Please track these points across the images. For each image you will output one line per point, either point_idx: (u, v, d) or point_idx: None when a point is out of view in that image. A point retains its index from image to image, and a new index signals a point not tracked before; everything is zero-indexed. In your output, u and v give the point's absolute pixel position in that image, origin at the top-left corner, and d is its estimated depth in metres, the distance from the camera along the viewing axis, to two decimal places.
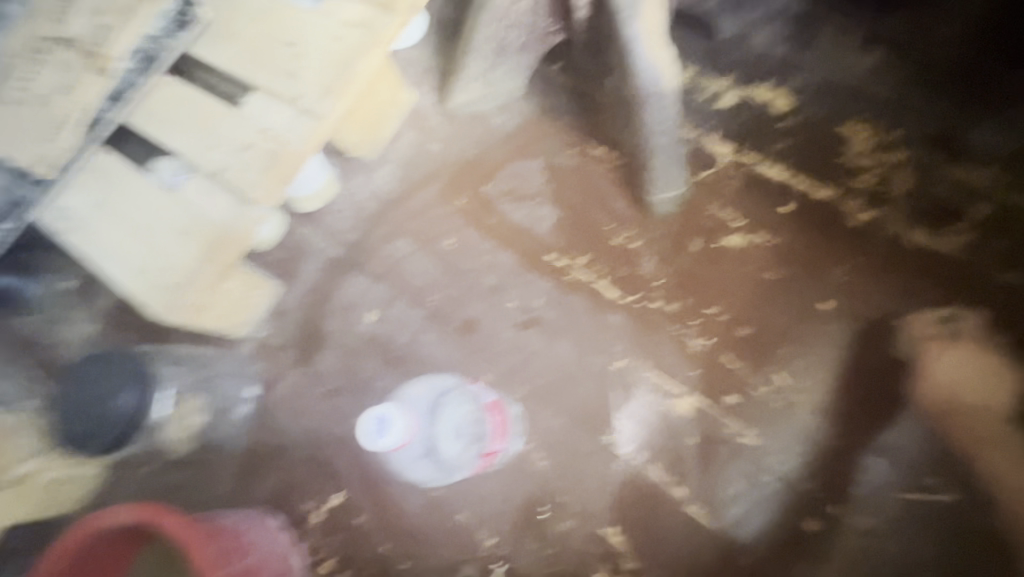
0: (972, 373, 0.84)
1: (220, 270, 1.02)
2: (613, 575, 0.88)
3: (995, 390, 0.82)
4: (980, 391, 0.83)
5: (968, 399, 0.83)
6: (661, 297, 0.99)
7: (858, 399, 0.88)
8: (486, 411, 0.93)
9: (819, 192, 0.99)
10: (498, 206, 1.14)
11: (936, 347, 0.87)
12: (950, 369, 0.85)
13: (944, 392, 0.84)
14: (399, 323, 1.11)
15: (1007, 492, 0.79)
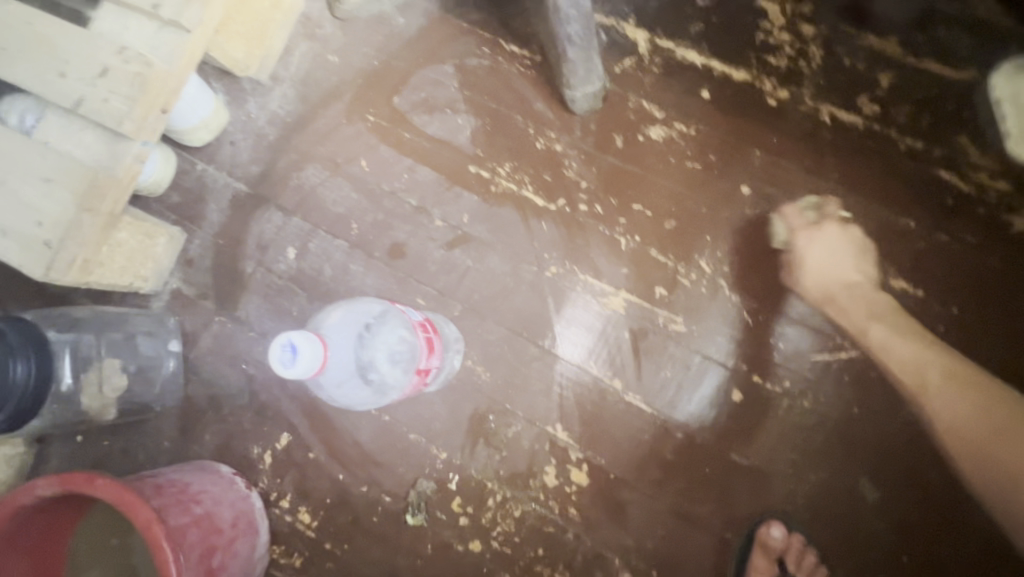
0: (844, 254, 0.88)
1: (105, 218, 0.90)
2: (561, 467, 0.93)
3: (860, 263, 0.89)
4: (852, 270, 0.88)
5: (841, 279, 0.88)
6: (587, 198, 0.98)
7: (775, 276, 0.92)
8: (421, 328, 0.80)
9: (736, 74, 0.97)
10: (412, 120, 1.06)
11: (806, 234, 0.90)
12: (820, 254, 0.89)
13: (817, 278, 0.88)
14: (322, 257, 1.05)
15: (892, 360, 0.83)
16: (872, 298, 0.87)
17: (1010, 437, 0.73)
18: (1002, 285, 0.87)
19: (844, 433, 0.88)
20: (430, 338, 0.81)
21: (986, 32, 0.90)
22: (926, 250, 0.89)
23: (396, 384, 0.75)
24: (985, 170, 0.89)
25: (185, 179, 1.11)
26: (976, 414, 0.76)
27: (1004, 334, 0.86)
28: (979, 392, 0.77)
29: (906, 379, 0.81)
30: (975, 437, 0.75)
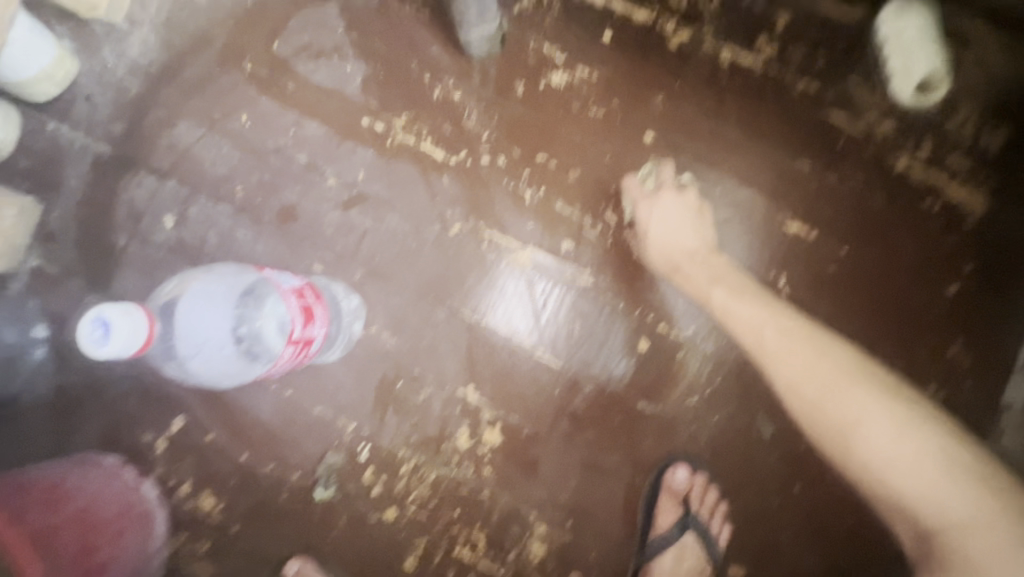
0: (683, 224, 0.89)
1: None
2: (474, 429, 0.91)
3: (699, 229, 0.89)
4: (695, 239, 0.89)
5: (682, 247, 0.88)
6: (490, 150, 0.93)
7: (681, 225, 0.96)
8: (296, 294, 0.71)
9: (637, 15, 0.93)
10: (294, 68, 0.96)
11: (646, 206, 0.89)
12: (659, 224, 0.89)
13: (665, 248, 0.88)
14: (204, 225, 0.95)
15: (733, 321, 0.81)
16: (717, 262, 0.87)
17: (842, 389, 0.72)
18: (886, 223, 0.90)
19: (744, 375, 0.90)
20: (310, 306, 0.72)
21: None
22: (818, 191, 0.91)
23: (266, 354, 0.67)
24: (872, 111, 0.90)
25: (34, 141, 0.97)
26: (817, 371, 0.74)
27: (887, 270, 0.90)
28: (816, 348, 0.76)
29: (749, 342, 0.79)
30: (811, 391, 0.73)
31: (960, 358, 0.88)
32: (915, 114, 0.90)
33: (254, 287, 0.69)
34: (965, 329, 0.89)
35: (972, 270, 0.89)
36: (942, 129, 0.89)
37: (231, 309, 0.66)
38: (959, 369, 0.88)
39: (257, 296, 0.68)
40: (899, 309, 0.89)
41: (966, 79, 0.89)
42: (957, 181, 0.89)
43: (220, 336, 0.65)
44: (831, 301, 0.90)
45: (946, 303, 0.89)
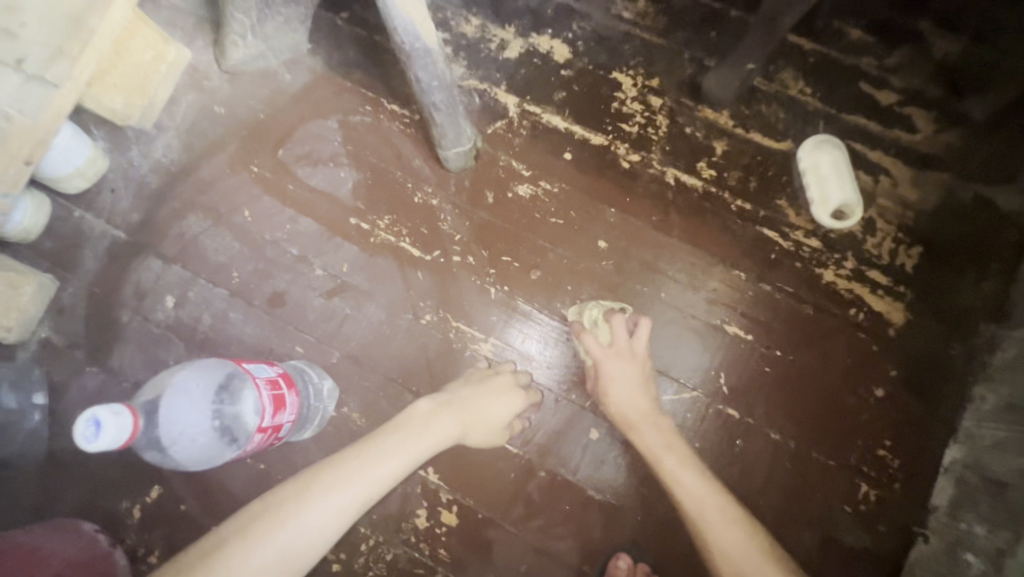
0: (637, 387, 0.92)
1: None
2: (431, 509, 0.96)
3: (647, 391, 0.92)
4: (639, 397, 0.91)
5: (637, 407, 0.91)
6: (460, 250, 1.04)
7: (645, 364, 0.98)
8: (269, 385, 0.78)
9: (594, 138, 1.07)
10: (295, 172, 1.10)
11: (609, 359, 0.93)
12: (621, 384, 0.92)
13: (623, 413, 0.91)
14: (201, 306, 1.06)
15: (682, 492, 0.84)
16: (669, 431, 0.90)
17: (771, 576, 0.76)
18: (817, 329, 0.99)
19: None
20: (281, 395, 0.79)
21: (799, 110, 1.06)
22: (753, 297, 1.00)
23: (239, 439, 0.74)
24: (800, 229, 1.02)
25: (61, 226, 1.09)
26: (756, 549, 0.78)
27: (819, 372, 0.98)
28: (748, 530, 0.80)
29: (691, 509, 0.82)
30: (742, 566, 0.77)
31: (889, 459, 0.94)
32: (837, 233, 1.01)
33: (228, 379, 0.75)
34: (893, 432, 0.95)
35: (896, 375, 0.97)
36: (862, 248, 1.01)
37: (206, 403, 0.72)
38: (888, 469, 0.94)
39: (231, 391, 0.74)
40: (830, 410, 0.97)
41: (881, 205, 1.02)
42: (879, 294, 0.99)
43: (195, 427, 0.70)
44: (767, 399, 0.97)
45: (875, 405, 0.96)
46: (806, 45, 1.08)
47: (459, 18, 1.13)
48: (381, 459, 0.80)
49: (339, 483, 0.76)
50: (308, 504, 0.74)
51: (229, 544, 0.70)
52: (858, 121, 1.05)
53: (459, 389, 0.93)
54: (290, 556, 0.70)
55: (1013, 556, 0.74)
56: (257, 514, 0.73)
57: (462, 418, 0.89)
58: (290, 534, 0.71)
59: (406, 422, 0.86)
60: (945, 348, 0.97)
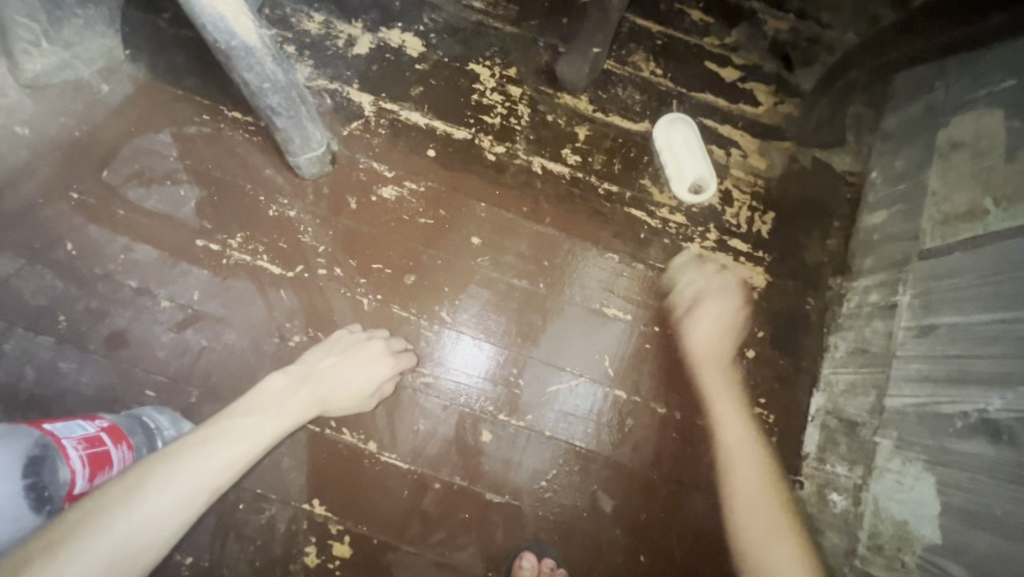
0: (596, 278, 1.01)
1: None
2: (322, 543, 0.89)
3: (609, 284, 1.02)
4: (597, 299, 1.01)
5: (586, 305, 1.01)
6: (325, 263, 0.97)
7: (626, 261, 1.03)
8: (83, 445, 0.72)
9: (457, 132, 1.04)
10: (125, 195, 0.97)
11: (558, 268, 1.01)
12: (578, 279, 1.01)
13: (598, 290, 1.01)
14: (19, 359, 0.91)
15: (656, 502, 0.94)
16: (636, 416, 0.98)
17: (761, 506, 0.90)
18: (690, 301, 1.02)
19: (583, 455, 0.96)
20: (103, 452, 0.74)
21: (652, 91, 1.09)
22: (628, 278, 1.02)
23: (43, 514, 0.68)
24: (664, 207, 1.05)
25: None
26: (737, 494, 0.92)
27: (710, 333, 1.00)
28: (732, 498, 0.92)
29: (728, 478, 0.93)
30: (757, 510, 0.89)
31: (766, 415, 0.99)
32: (698, 207, 1.05)
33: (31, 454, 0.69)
34: (766, 390, 1.00)
35: (763, 336, 1.02)
36: (722, 219, 1.05)
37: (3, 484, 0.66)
38: (766, 425, 0.99)
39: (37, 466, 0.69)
40: None
41: (735, 176, 1.07)
42: (742, 261, 1.04)
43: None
44: (650, 376, 0.99)
45: (749, 367, 1.01)
46: (653, 30, 1.11)
47: (300, 14, 1.05)
48: (222, 448, 0.74)
49: (167, 481, 0.69)
50: (123, 503, 0.66)
51: (40, 559, 0.60)
52: (707, 98, 1.09)
53: (322, 360, 0.89)
54: (120, 562, 0.63)
55: (868, 489, 0.82)
56: (76, 523, 0.63)
57: (321, 393, 0.87)
58: (114, 538, 0.64)
59: (260, 402, 0.81)
60: (803, 305, 1.03)
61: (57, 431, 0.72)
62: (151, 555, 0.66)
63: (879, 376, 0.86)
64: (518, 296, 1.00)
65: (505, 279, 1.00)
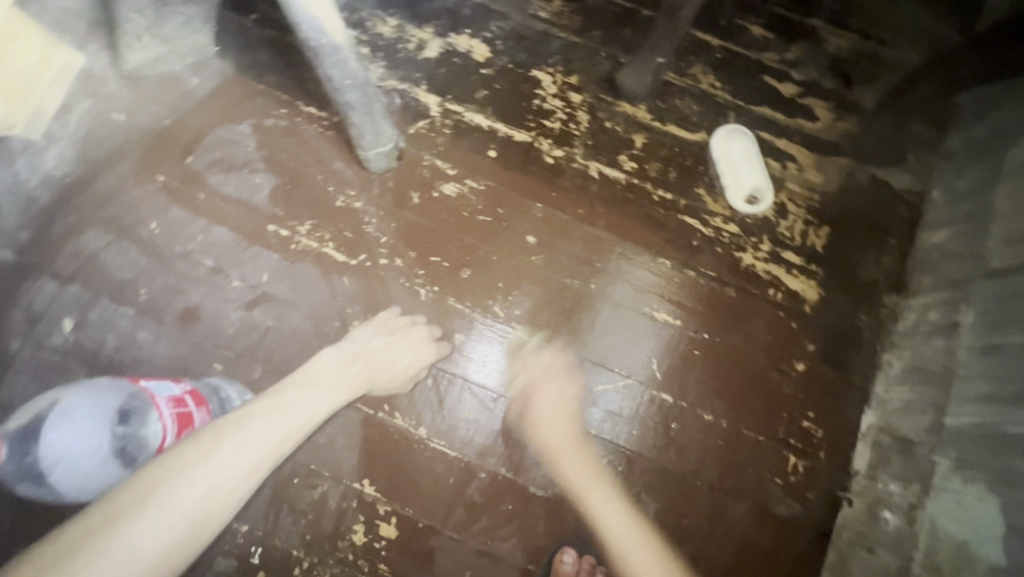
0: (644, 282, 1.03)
1: None
2: (369, 523, 0.92)
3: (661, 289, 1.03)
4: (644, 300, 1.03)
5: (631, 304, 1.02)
6: (387, 253, 1.02)
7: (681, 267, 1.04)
8: (172, 403, 0.76)
9: (518, 135, 1.08)
10: (206, 180, 1.04)
11: (611, 270, 1.03)
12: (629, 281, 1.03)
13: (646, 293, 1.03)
14: (103, 327, 0.97)
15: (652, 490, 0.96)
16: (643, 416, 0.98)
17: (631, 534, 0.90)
18: (740, 311, 1.03)
19: (627, 455, 0.97)
20: (187, 413, 0.77)
21: (710, 102, 1.10)
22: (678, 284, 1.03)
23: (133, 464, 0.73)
24: (718, 216, 1.06)
25: None
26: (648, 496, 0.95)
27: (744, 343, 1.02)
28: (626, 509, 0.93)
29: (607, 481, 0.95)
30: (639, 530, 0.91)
31: (814, 429, 0.99)
32: (753, 218, 1.06)
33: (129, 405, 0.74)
34: (815, 404, 1.00)
35: (814, 350, 1.02)
36: (776, 230, 1.06)
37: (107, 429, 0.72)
38: (813, 439, 0.98)
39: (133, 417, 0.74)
40: (757, 387, 1.00)
41: (790, 189, 1.07)
42: (794, 273, 1.05)
43: (89, 452, 0.70)
44: (698, 382, 1.00)
45: (798, 380, 1.01)
46: (713, 43, 1.13)
47: (375, 19, 1.11)
48: (285, 414, 0.77)
49: (242, 441, 0.71)
50: (201, 461, 0.68)
51: (127, 515, 0.63)
52: (765, 111, 1.11)
53: (371, 340, 0.92)
54: (199, 522, 0.66)
55: (924, 509, 0.80)
56: (156, 482, 0.65)
57: (370, 372, 0.90)
58: (192, 498, 0.66)
59: (314, 375, 0.84)
60: (856, 321, 1.02)
61: (150, 388, 0.76)
62: (224, 516, 0.68)
63: (938, 395, 0.85)
64: (571, 298, 1.02)
65: (557, 278, 1.02)
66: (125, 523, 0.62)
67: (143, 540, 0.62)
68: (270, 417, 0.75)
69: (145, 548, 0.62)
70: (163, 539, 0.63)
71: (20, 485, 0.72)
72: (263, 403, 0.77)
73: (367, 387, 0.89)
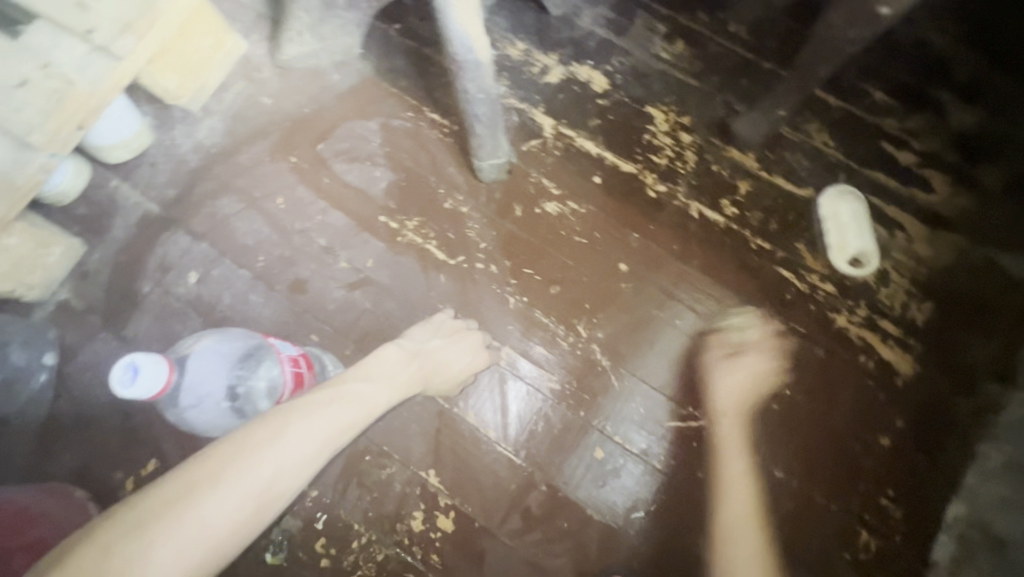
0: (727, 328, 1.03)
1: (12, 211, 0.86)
2: (429, 512, 0.95)
3: (746, 336, 1.02)
4: (724, 345, 1.02)
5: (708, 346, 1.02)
6: (484, 258, 1.07)
7: (769, 319, 1.03)
8: (290, 362, 0.83)
9: (624, 166, 1.11)
10: (332, 166, 1.13)
11: (698, 309, 1.04)
12: (716, 323, 1.03)
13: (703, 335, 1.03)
14: (222, 285, 1.07)
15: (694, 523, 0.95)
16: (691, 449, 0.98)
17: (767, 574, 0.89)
18: (828, 373, 1.01)
19: (690, 497, 0.95)
20: (300, 373, 0.84)
21: (821, 160, 1.10)
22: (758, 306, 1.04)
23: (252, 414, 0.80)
24: (816, 273, 1.05)
25: (96, 193, 1.11)
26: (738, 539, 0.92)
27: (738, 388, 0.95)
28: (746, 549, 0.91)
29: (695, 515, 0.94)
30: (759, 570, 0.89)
31: (891, 508, 0.95)
32: (852, 281, 1.04)
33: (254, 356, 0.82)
34: (896, 481, 0.96)
35: (903, 426, 0.98)
36: (875, 297, 1.03)
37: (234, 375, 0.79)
38: (890, 518, 0.94)
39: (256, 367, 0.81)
40: (836, 453, 0.97)
41: (896, 259, 1.05)
42: (889, 344, 1.01)
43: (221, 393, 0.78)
44: (774, 436, 0.98)
45: (881, 454, 0.97)
46: (832, 103, 1.13)
47: (505, 41, 1.19)
48: (353, 400, 0.76)
49: (311, 423, 0.70)
50: (269, 442, 0.66)
51: (196, 491, 0.60)
52: (877, 176, 1.09)
53: (430, 340, 0.94)
54: (265, 505, 0.63)
55: None
56: (226, 459, 0.63)
57: (428, 370, 0.91)
58: (259, 480, 0.64)
59: (378, 365, 0.84)
60: (952, 405, 0.98)
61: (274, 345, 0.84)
62: (287, 502, 0.66)
63: None
64: (654, 331, 1.03)
65: (644, 308, 1.04)
66: (194, 499, 0.60)
67: (214, 518, 0.60)
68: (336, 400, 0.74)
69: (214, 526, 0.60)
70: (228, 520, 0.61)
71: (169, 410, 0.82)
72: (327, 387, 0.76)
73: (423, 387, 0.90)
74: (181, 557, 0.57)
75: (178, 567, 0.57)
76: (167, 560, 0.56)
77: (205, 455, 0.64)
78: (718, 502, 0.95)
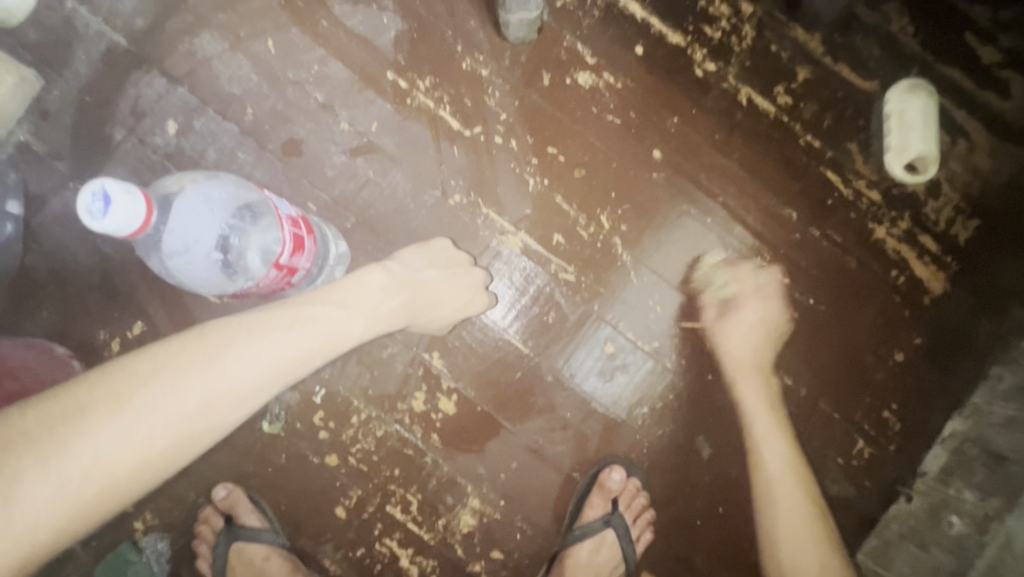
0: (760, 230, 0.96)
1: None
2: (431, 394, 0.93)
3: (777, 242, 0.96)
4: (752, 249, 0.96)
5: (733, 248, 0.96)
6: (503, 131, 0.95)
7: (805, 226, 0.96)
8: (290, 222, 0.74)
9: (671, 37, 0.96)
10: (331, 7, 0.96)
11: (730, 207, 0.96)
12: (750, 225, 0.96)
13: (740, 235, 0.96)
14: (205, 138, 0.95)
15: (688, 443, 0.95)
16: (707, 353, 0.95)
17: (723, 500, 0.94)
18: (855, 285, 0.96)
19: (697, 397, 0.95)
20: (300, 236, 0.75)
21: (894, 50, 0.97)
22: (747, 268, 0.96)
23: (246, 272, 0.71)
24: (863, 178, 0.96)
25: (48, 15, 0.94)
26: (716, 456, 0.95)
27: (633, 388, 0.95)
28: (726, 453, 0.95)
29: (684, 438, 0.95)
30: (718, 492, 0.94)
31: (892, 421, 0.95)
32: (899, 190, 0.96)
33: (248, 212, 0.73)
34: (903, 397, 0.95)
35: (920, 344, 0.95)
36: (921, 210, 0.96)
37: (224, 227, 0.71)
38: (889, 431, 0.95)
39: (249, 224, 0.73)
40: (849, 367, 0.95)
41: (952, 169, 0.96)
42: (925, 260, 0.96)
43: (208, 244, 0.69)
44: (789, 345, 0.95)
45: (893, 369, 0.95)
46: None
47: None
48: (312, 326, 0.66)
49: (256, 351, 0.60)
50: (201, 365, 0.56)
51: (96, 414, 0.50)
52: (953, 75, 0.96)
53: (424, 270, 0.84)
54: (186, 441, 0.55)
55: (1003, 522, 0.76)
56: (141, 378, 0.53)
57: (416, 303, 0.81)
58: (178, 413, 0.54)
59: (355, 287, 0.73)
60: (975, 328, 0.95)
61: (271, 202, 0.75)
62: (213, 442, 0.57)
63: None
64: (681, 228, 0.96)
65: (672, 202, 0.95)
66: (91, 422, 0.50)
67: (113, 449, 0.50)
68: (292, 329, 0.64)
69: (115, 461, 0.51)
70: (138, 455, 0.52)
71: (152, 257, 0.74)
72: (285, 306, 0.65)
73: (406, 321, 0.81)
74: (69, 496, 0.48)
75: (65, 506, 0.48)
76: (47, 499, 0.47)
77: (110, 369, 0.53)
78: (726, 404, 0.94)
